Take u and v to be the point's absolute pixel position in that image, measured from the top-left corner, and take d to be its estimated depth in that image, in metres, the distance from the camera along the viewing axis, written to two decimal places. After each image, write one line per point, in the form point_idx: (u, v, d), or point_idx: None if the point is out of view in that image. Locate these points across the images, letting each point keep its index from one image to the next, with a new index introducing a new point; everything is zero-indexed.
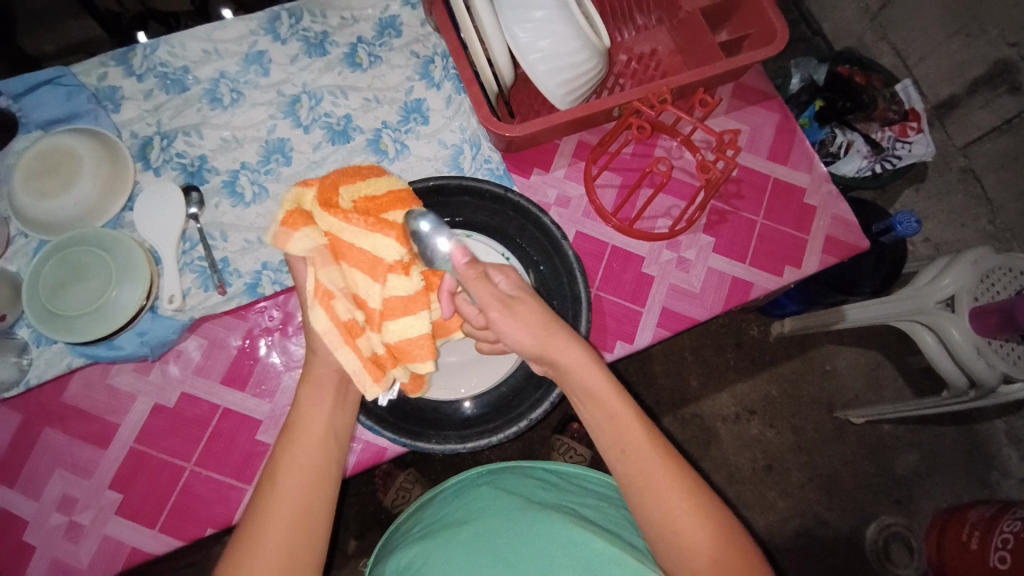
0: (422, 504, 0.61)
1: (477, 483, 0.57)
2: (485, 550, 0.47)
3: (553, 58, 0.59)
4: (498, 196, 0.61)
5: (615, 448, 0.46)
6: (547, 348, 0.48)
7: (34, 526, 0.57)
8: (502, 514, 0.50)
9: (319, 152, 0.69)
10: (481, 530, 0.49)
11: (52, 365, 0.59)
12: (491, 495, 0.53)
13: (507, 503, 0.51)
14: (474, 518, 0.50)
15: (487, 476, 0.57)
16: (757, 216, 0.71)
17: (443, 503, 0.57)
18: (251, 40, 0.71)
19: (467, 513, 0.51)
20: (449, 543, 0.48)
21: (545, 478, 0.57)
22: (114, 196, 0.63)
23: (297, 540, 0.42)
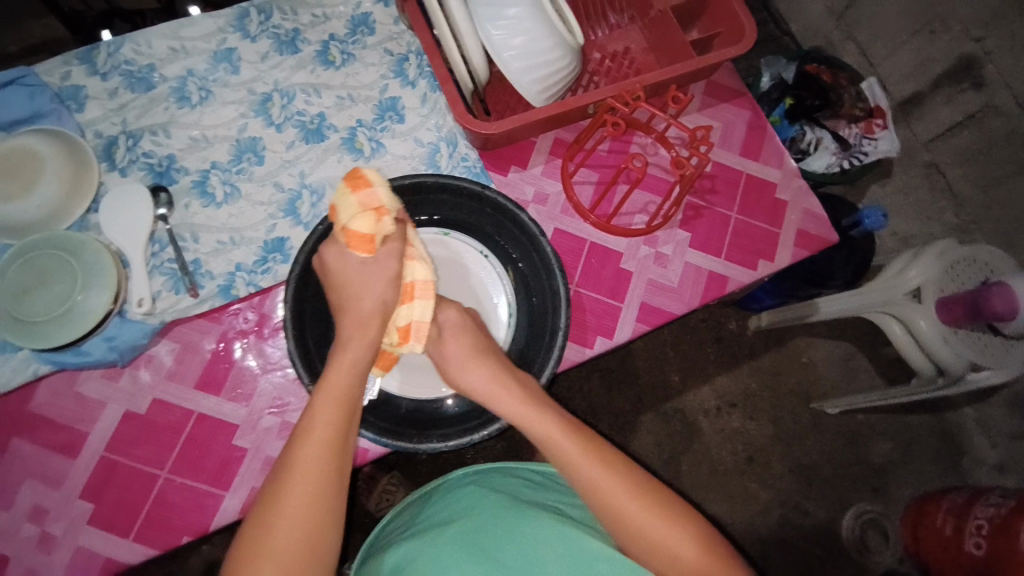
0: (409, 502, 0.61)
1: (464, 481, 0.56)
2: (470, 547, 0.46)
3: (528, 55, 0.59)
4: (475, 193, 0.60)
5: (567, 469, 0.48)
6: (506, 407, 0.51)
7: (2, 540, 0.55)
8: (488, 511, 0.49)
9: (292, 151, 0.68)
10: (467, 529, 0.48)
11: (16, 374, 0.57)
12: (478, 494, 0.52)
13: (494, 501, 0.51)
14: (462, 517, 0.50)
15: (474, 474, 0.57)
16: (731, 211, 0.72)
17: (430, 501, 0.57)
18: (220, 38, 0.69)
19: (454, 513, 0.51)
20: (436, 541, 0.48)
21: (530, 477, 0.57)
22: (78, 196, 0.61)
23: (324, 478, 0.43)
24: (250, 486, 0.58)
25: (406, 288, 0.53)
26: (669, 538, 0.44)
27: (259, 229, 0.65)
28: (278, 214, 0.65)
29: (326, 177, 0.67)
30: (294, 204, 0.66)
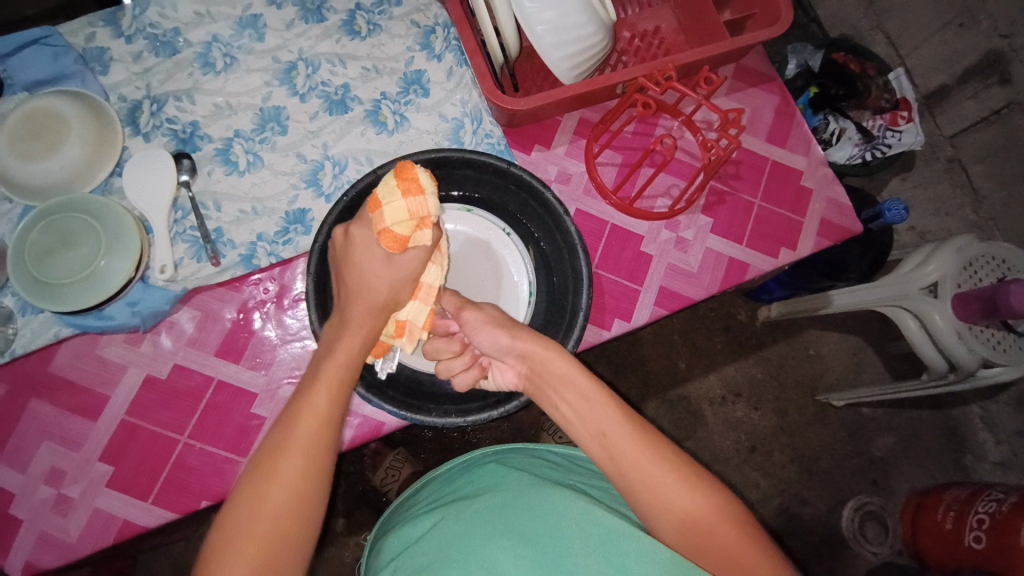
0: (427, 482, 0.61)
1: (486, 460, 0.57)
2: (490, 514, 0.46)
3: (562, 28, 0.57)
4: (500, 170, 0.59)
5: (594, 438, 0.48)
6: (557, 376, 0.50)
7: (22, 498, 0.55)
8: (511, 486, 0.49)
9: (316, 121, 0.67)
10: (487, 500, 0.48)
11: (37, 336, 0.57)
12: (498, 471, 0.53)
13: (517, 477, 0.51)
14: (482, 491, 0.50)
15: (494, 455, 0.58)
16: (754, 198, 0.72)
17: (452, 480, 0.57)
18: (245, 3, 0.68)
19: (475, 487, 0.52)
20: (457, 512, 0.48)
21: (549, 459, 0.57)
22: (101, 161, 0.61)
23: (316, 459, 0.41)
24: None
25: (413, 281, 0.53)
26: (689, 505, 0.43)
27: (281, 199, 0.64)
28: (300, 184, 0.65)
29: (349, 150, 0.67)
30: (316, 175, 0.66)
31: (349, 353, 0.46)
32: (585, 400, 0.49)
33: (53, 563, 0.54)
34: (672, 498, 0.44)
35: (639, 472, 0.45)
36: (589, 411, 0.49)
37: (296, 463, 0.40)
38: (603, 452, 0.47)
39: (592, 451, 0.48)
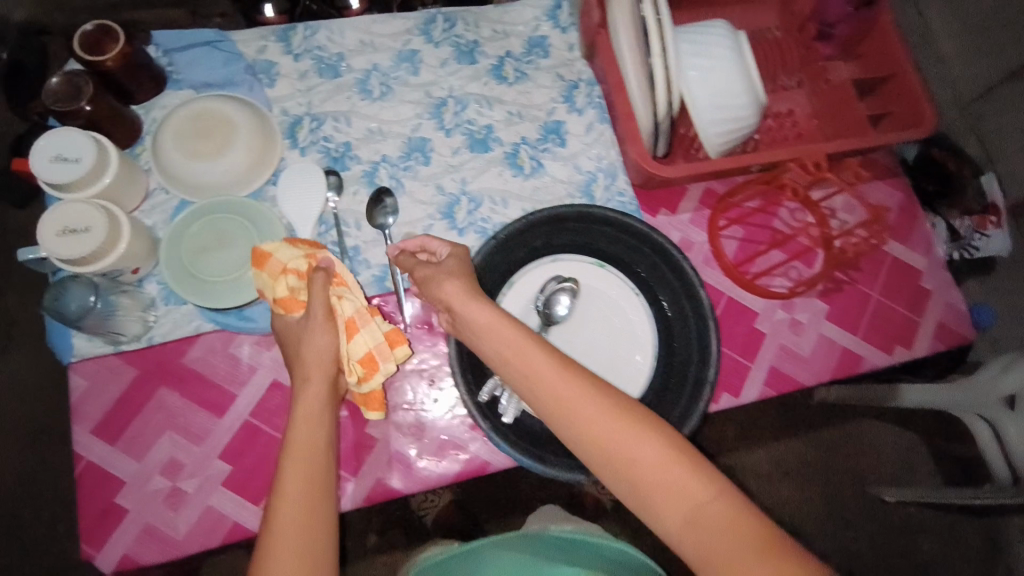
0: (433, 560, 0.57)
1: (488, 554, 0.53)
2: None
3: (721, 106, 0.60)
4: (640, 233, 0.61)
5: (553, 406, 0.46)
6: (516, 349, 0.48)
7: (134, 487, 0.56)
8: None
9: (457, 156, 0.69)
10: None
11: (178, 326, 0.60)
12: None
13: (518, 559, 0.51)
14: None
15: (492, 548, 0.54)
16: (871, 291, 0.72)
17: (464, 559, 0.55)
18: (405, 39, 0.72)
19: None
20: None
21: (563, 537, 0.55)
22: (260, 169, 0.64)
23: (305, 554, 0.42)
24: (378, 476, 0.60)
25: (346, 325, 0.54)
26: (671, 476, 0.42)
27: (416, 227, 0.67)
28: (436, 215, 0.67)
29: (485, 188, 0.69)
30: (453, 209, 0.67)
31: (305, 427, 0.48)
32: (535, 358, 0.47)
33: (156, 557, 0.54)
34: (627, 449, 0.43)
35: (590, 426, 0.44)
36: (540, 379, 0.46)
37: (291, 542, 0.42)
38: (554, 407, 0.46)
39: (544, 406, 0.46)
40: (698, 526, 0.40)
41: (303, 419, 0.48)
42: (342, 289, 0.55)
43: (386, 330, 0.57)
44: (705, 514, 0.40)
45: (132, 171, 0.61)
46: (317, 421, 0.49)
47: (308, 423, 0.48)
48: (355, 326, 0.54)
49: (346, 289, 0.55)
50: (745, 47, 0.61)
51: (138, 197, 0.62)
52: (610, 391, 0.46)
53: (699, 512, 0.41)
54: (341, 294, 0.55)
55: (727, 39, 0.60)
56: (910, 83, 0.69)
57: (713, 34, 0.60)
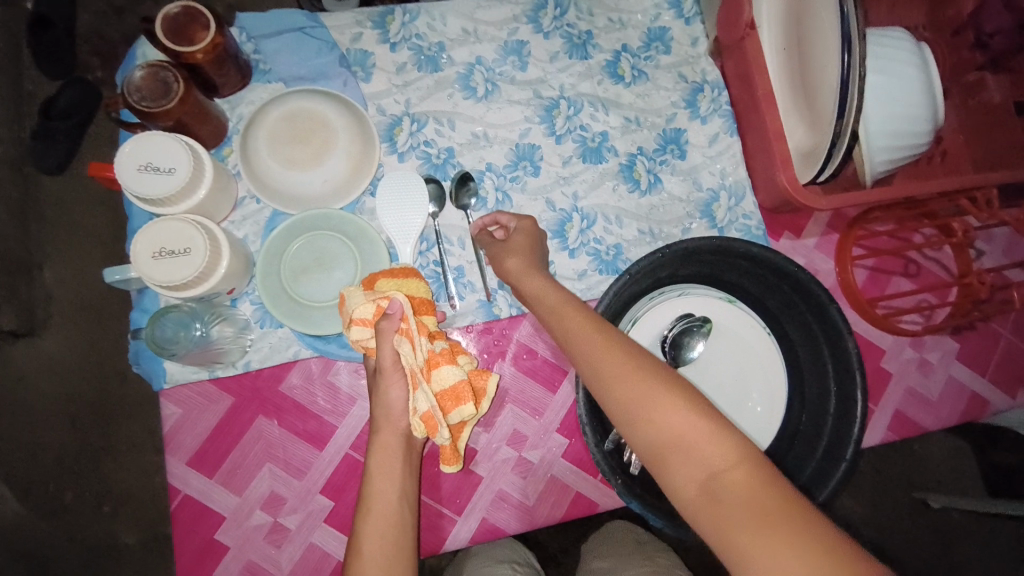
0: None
1: None
2: None
3: (895, 130, 0.52)
4: (784, 270, 0.54)
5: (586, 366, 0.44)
6: (550, 304, 0.48)
7: (233, 523, 0.53)
8: None
9: (569, 167, 0.63)
10: None
11: (276, 352, 0.55)
12: None
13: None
14: None
15: None
16: (1004, 330, 0.67)
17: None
18: (512, 27, 0.64)
19: None
20: None
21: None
22: (359, 177, 0.58)
23: None
24: (483, 515, 0.57)
25: (411, 376, 0.47)
26: (686, 435, 0.39)
27: None
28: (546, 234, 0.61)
29: (599, 205, 0.62)
30: (564, 227, 0.61)
31: (382, 479, 0.47)
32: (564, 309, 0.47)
33: None
34: (647, 412, 0.40)
35: (617, 392, 0.42)
36: (583, 345, 0.45)
37: None
38: (590, 370, 0.44)
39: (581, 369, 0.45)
40: (714, 494, 0.37)
41: (378, 466, 0.47)
42: (403, 334, 0.47)
43: (454, 382, 0.47)
44: (723, 487, 0.37)
45: (222, 178, 0.55)
46: (391, 475, 0.47)
47: (385, 475, 0.47)
48: (416, 375, 0.47)
49: (408, 335, 0.47)
50: (935, 72, 0.53)
51: (228, 207, 0.56)
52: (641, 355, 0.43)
53: (717, 481, 0.38)
54: (402, 339, 0.47)
55: (919, 58, 0.52)
56: None
57: (907, 48, 0.52)
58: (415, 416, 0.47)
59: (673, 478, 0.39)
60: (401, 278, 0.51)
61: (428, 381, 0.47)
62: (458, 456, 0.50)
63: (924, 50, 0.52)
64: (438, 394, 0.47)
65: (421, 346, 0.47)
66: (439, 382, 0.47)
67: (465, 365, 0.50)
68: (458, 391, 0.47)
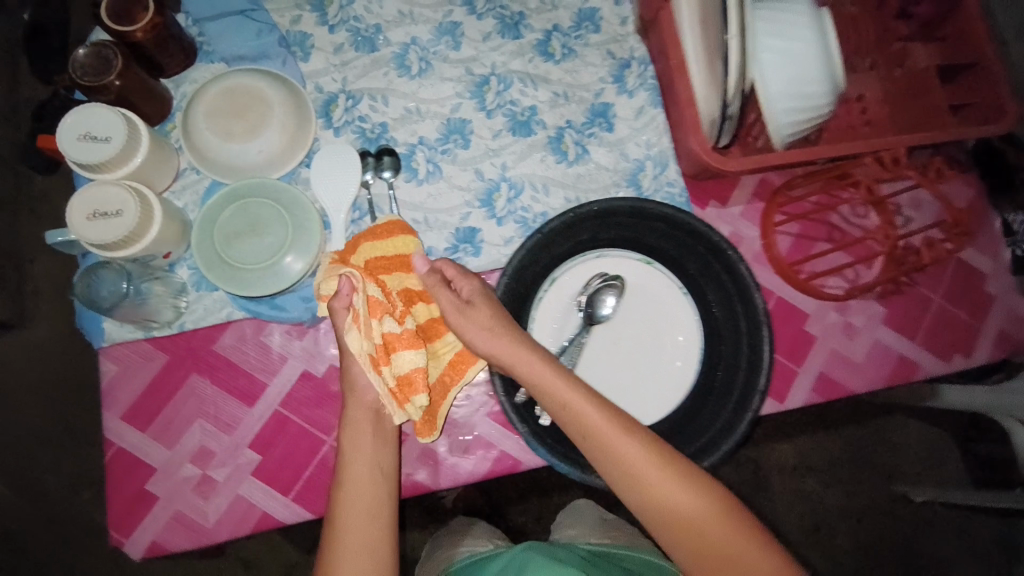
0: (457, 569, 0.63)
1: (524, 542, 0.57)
2: None
3: (794, 95, 0.54)
4: (696, 231, 0.57)
5: (584, 440, 0.50)
6: (514, 356, 0.51)
7: (162, 475, 0.56)
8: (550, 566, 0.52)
9: (498, 140, 0.65)
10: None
11: (210, 313, 0.59)
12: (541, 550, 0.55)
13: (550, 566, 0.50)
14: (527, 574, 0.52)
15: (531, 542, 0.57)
16: (933, 294, 0.68)
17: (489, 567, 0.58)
18: (447, 10, 0.68)
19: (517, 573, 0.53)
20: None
21: (604, 557, 0.57)
22: (295, 148, 0.61)
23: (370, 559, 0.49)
24: (408, 470, 0.59)
25: (377, 356, 0.50)
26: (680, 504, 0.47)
27: (452, 215, 0.64)
28: (474, 203, 0.64)
29: (527, 174, 0.65)
30: (491, 196, 0.64)
31: (359, 469, 0.52)
32: (541, 374, 0.50)
33: (186, 544, 0.55)
34: (646, 482, 0.48)
35: (605, 446, 0.49)
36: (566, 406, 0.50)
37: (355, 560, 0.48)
38: (574, 426, 0.50)
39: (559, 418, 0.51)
40: (684, 532, 0.47)
41: (353, 456, 0.52)
42: (369, 305, 0.50)
43: (412, 366, 0.51)
44: (692, 526, 0.47)
45: (161, 150, 0.59)
46: (364, 456, 0.52)
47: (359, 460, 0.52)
48: (382, 357, 0.50)
49: (378, 323, 0.50)
50: (834, 38, 0.55)
51: (168, 178, 0.60)
52: (619, 415, 0.50)
53: (704, 537, 0.47)
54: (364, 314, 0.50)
55: (816, 24, 0.54)
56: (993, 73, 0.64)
57: (803, 14, 0.54)
58: (385, 393, 0.51)
59: (648, 513, 0.48)
60: (377, 244, 0.55)
61: (390, 361, 0.51)
62: (433, 429, 0.55)
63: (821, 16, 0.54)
64: (398, 375, 0.51)
65: (394, 334, 0.51)
66: (400, 364, 0.51)
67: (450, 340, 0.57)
68: (416, 371, 0.51)
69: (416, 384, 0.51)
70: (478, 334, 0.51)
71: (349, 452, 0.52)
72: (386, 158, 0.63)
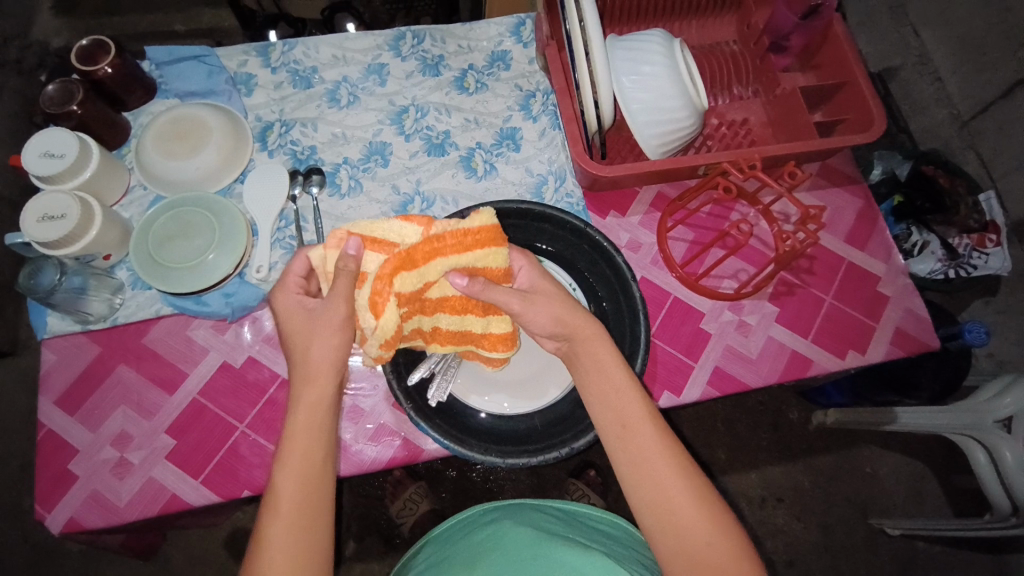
0: (434, 536, 0.61)
1: (486, 520, 0.58)
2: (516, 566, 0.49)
3: (654, 109, 0.63)
4: (577, 229, 0.63)
5: (607, 414, 0.50)
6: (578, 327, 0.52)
7: (83, 456, 0.60)
8: (512, 544, 0.52)
9: (414, 159, 0.73)
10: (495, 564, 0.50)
11: (141, 309, 0.65)
12: (505, 528, 0.55)
13: (522, 533, 0.53)
14: (488, 556, 0.52)
15: (497, 513, 0.59)
16: (826, 295, 0.72)
17: (469, 536, 0.57)
18: (375, 53, 0.78)
19: (478, 552, 0.53)
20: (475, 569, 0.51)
21: (569, 512, 0.61)
22: (229, 168, 0.70)
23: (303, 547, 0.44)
24: None
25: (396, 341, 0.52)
26: (680, 500, 0.46)
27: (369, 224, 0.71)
28: (390, 213, 0.71)
29: (439, 189, 0.72)
30: (406, 208, 0.72)
31: (308, 437, 0.47)
32: (596, 345, 0.52)
33: (98, 522, 0.58)
34: (651, 467, 0.47)
35: (641, 445, 0.48)
36: (613, 397, 0.50)
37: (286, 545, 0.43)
38: (611, 417, 0.49)
39: (595, 410, 0.51)
40: (692, 555, 0.45)
41: (305, 424, 0.47)
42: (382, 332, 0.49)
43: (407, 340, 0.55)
44: (702, 551, 0.45)
45: (113, 168, 0.68)
46: (316, 431, 0.47)
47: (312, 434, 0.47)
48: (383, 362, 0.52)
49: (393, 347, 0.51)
50: (686, 63, 0.65)
51: (118, 192, 0.69)
52: (661, 422, 0.50)
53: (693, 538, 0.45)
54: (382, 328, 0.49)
55: (669, 50, 0.64)
56: (859, 88, 0.69)
57: (656, 42, 0.64)
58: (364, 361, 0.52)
59: (654, 526, 0.47)
60: (466, 249, 0.51)
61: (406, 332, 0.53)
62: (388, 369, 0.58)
63: (672, 44, 0.65)
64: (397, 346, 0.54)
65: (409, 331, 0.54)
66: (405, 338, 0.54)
67: (489, 355, 0.57)
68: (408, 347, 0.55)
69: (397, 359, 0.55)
70: (543, 320, 0.52)
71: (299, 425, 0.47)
72: (314, 176, 0.71)
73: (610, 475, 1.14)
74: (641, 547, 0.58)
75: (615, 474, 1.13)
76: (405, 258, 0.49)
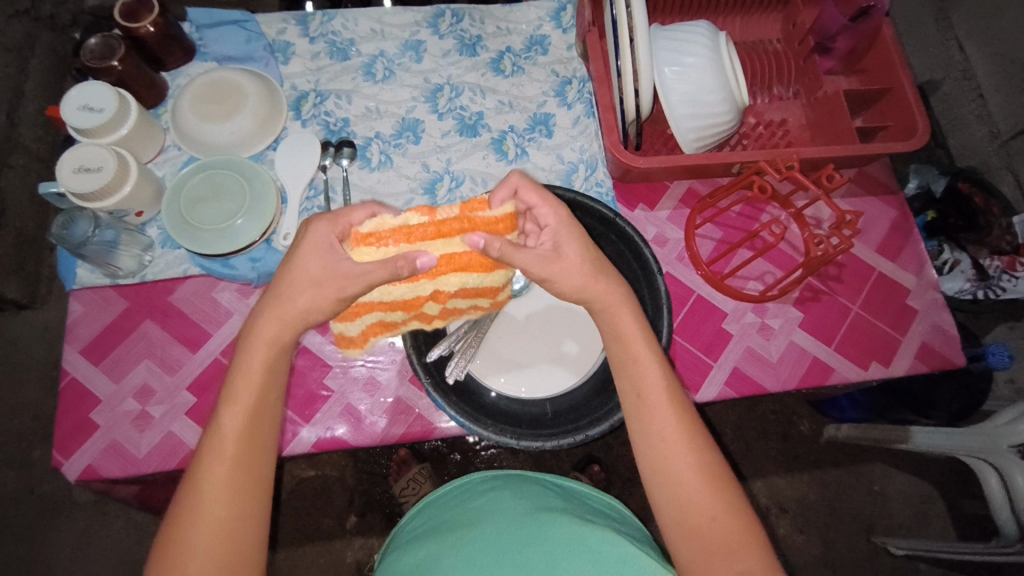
0: (430, 501, 0.62)
1: (486, 486, 0.58)
2: (516, 532, 0.50)
3: (694, 102, 0.62)
4: (606, 219, 0.63)
5: (625, 377, 0.49)
6: (611, 305, 0.50)
7: (105, 406, 0.61)
8: (511, 512, 0.52)
9: (446, 139, 0.73)
10: (490, 531, 0.50)
11: (169, 267, 0.66)
12: (502, 497, 0.55)
13: (520, 504, 0.53)
14: (484, 520, 0.52)
15: (493, 481, 0.59)
16: (853, 303, 0.70)
17: (465, 503, 0.57)
18: (414, 29, 0.77)
19: (475, 516, 0.53)
20: (467, 538, 0.50)
21: (567, 487, 0.61)
22: (263, 134, 0.70)
23: (239, 480, 0.43)
24: (328, 426, 0.63)
25: (410, 302, 0.53)
26: (685, 471, 0.45)
27: (397, 200, 0.71)
28: (418, 190, 0.71)
29: (468, 169, 0.72)
30: (434, 186, 0.72)
31: (261, 368, 0.46)
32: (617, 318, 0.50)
33: (116, 471, 0.59)
34: (662, 437, 0.46)
35: (660, 420, 0.47)
36: (633, 365, 0.49)
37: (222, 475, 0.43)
38: (630, 387, 0.49)
39: (619, 376, 0.50)
40: (694, 525, 0.44)
41: (259, 353, 0.46)
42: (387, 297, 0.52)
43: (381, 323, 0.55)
44: (704, 532, 0.44)
45: (149, 127, 0.68)
46: (271, 364, 0.46)
47: (265, 368, 0.46)
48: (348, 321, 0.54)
49: (364, 317, 0.54)
50: (727, 56, 0.64)
51: (153, 151, 0.70)
52: (682, 400, 0.49)
53: (695, 514, 0.44)
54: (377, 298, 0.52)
55: (711, 42, 0.63)
56: (904, 95, 0.67)
57: (699, 33, 0.63)
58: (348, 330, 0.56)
59: (660, 498, 0.46)
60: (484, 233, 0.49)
61: (412, 310, 0.54)
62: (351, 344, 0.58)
63: (713, 35, 0.63)
64: (375, 322, 0.55)
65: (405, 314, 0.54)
66: (384, 317, 0.55)
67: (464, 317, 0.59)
68: (384, 323, 0.56)
69: (377, 326, 0.56)
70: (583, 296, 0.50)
71: (249, 357, 0.46)
72: (346, 148, 0.71)
73: (613, 472, 1.13)
74: (635, 524, 0.59)
75: (618, 470, 1.13)
76: (429, 230, 0.48)
